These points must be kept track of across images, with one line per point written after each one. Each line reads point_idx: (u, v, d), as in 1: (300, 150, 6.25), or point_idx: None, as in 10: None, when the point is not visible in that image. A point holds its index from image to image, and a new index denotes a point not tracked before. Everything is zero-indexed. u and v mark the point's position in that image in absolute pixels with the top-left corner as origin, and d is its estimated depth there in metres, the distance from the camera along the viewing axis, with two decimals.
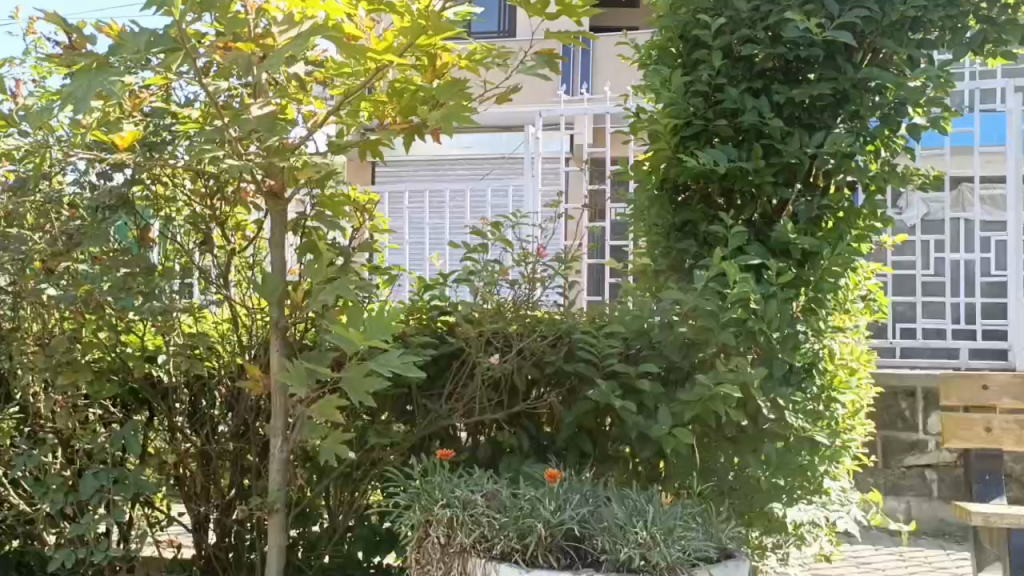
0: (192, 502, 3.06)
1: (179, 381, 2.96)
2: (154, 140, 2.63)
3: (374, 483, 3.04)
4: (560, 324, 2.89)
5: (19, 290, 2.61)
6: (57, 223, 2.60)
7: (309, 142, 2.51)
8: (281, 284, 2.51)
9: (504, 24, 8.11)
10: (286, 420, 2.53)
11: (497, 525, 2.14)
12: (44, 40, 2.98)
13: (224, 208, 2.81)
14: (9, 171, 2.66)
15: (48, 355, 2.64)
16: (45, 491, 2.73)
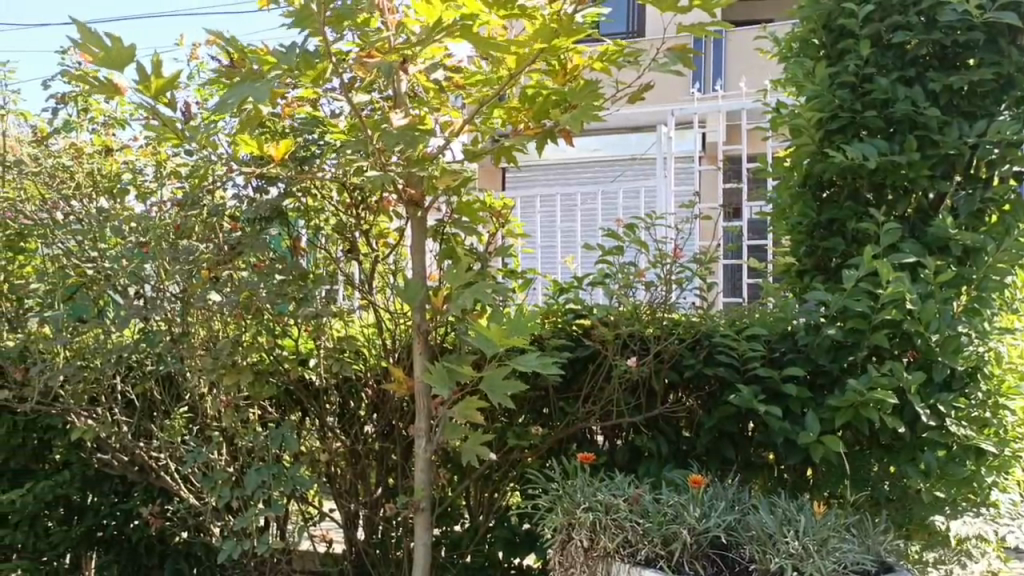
0: (341, 498, 3.22)
1: (330, 383, 3.13)
2: (304, 154, 2.79)
3: (513, 484, 3.13)
4: (698, 327, 2.87)
5: (188, 296, 2.74)
6: (221, 235, 2.77)
7: (447, 150, 2.56)
8: (423, 287, 2.54)
9: (633, 23, 8.07)
10: (429, 421, 2.59)
11: (641, 531, 2.12)
12: (205, 64, 3.19)
13: (368, 216, 2.97)
14: (176, 188, 2.88)
15: (214, 358, 2.77)
16: (214, 485, 2.87)
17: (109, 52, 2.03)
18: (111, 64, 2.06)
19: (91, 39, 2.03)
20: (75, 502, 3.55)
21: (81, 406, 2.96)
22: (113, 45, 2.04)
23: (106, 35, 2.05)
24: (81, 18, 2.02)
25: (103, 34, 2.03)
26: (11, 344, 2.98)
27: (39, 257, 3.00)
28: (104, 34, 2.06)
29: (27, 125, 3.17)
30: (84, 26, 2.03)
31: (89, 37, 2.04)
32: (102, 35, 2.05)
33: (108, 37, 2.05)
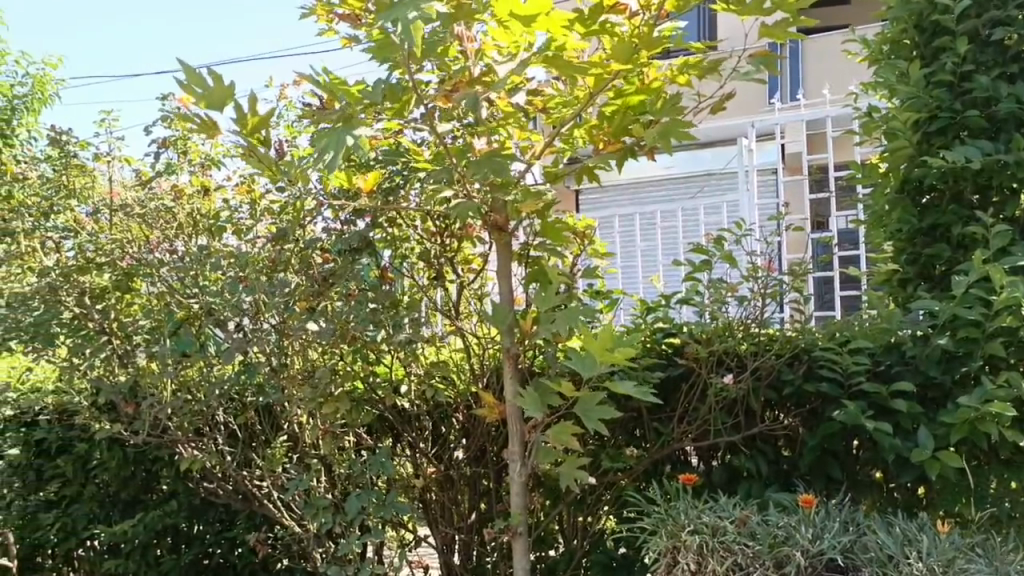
0: (434, 525, 3.22)
1: (421, 409, 3.15)
2: (390, 185, 2.84)
3: (609, 507, 3.06)
4: (797, 341, 2.79)
5: (285, 327, 2.80)
6: (315, 267, 2.84)
7: (528, 175, 2.53)
8: (511, 311, 2.51)
9: (704, 36, 8.00)
10: (523, 444, 2.54)
11: (751, 553, 2.07)
12: (294, 103, 3.30)
13: (453, 242, 2.98)
14: (271, 224, 2.99)
15: (314, 387, 2.83)
16: (316, 511, 2.92)
17: (210, 90, 2.11)
18: (212, 104, 2.14)
19: (195, 79, 2.12)
20: (182, 532, 3.67)
21: (187, 437, 3.08)
22: (214, 84, 2.12)
23: (208, 75, 2.13)
24: (187, 59, 2.11)
25: (205, 74, 2.11)
26: (121, 379, 3.09)
27: (145, 294, 3.11)
28: (208, 74, 2.14)
29: (130, 170, 3.32)
30: (189, 67, 2.12)
31: (193, 77, 2.12)
32: (205, 75, 2.14)
33: (210, 77, 2.13)
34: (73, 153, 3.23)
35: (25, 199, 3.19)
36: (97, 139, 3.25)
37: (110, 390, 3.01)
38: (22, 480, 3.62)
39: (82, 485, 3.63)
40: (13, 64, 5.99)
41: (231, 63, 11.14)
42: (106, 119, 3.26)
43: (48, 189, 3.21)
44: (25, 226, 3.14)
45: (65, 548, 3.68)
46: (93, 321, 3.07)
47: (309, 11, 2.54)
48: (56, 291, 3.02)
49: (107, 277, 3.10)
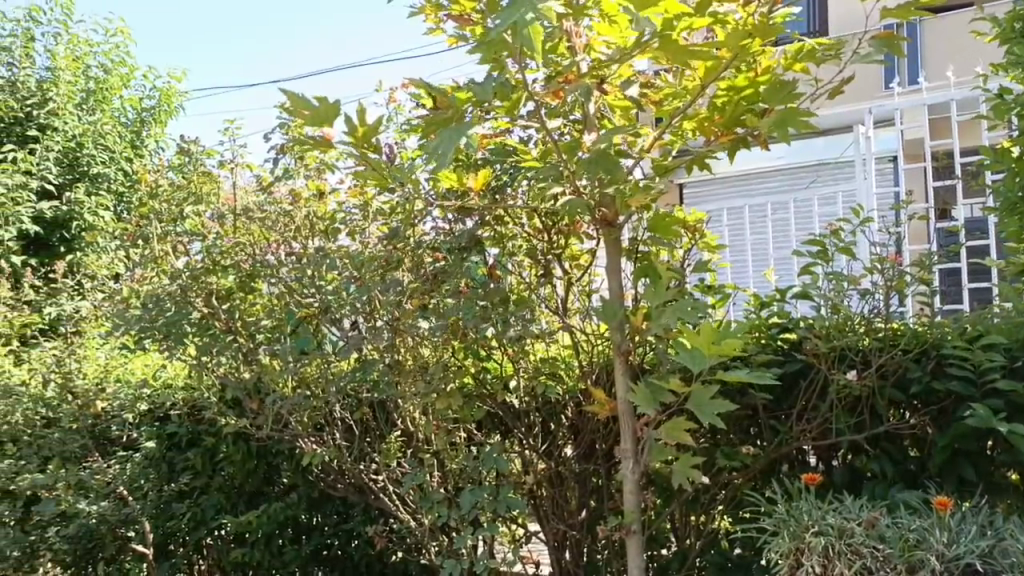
0: (543, 521, 3.23)
1: (531, 406, 3.17)
2: (498, 183, 2.88)
3: (723, 507, 2.99)
4: (924, 336, 2.66)
5: (398, 324, 2.86)
6: (426, 266, 2.90)
7: (636, 168, 2.45)
8: (621, 306, 2.45)
9: (816, 23, 7.72)
10: (635, 442, 2.47)
11: (882, 556, 2.00)
12: (403, 106, 3.36)
13: (560, 239, 2.98)
14: (382, 224, 3.06)
15: (427, 382, 2.88)
16: (431, 505, 2.96)
17: (317, 110, 2.17)
18: (321, 123, 2.20)
19: (301, 103, 2.18)
20: (302, 523, 3.82)
21: (308, 431, 3.19)
22: (321, 104, 2.19)
23: (313, 97, 2.20)
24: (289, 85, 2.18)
25: (311, 97, 2.18)
26: (245, 376, 3.25)
27: (266, 295, 3.24)
28: (312, 96, 2.21)
29: (251, 175, 3.44)
30: (294, 93, 2.20)
31: (299, 102, 2.19)
32: (308, 98, 2.21)
33: (315, 99, 2.19)
34: (201, 161, 3.42)
35: (157, 204, 3.39)
36: (222, 147, 3.41)
37: (237, 386, 3.18)
38: (156, 471, 3.79)
39: (210, 477, 3.80)
40: (142, 79, 6.35)
41: (339, 69, 11.48)
42: (229, 128, 3.41)
43: (178, 195, 3.40)
44: (157, 232, 3.35)
45: (195, 537, 3.85)
46: (219, 320, 3.23)
47: (417, 13, 2.55)
48: (185, 292, 3.24)
49: (231, 278, 3.26)
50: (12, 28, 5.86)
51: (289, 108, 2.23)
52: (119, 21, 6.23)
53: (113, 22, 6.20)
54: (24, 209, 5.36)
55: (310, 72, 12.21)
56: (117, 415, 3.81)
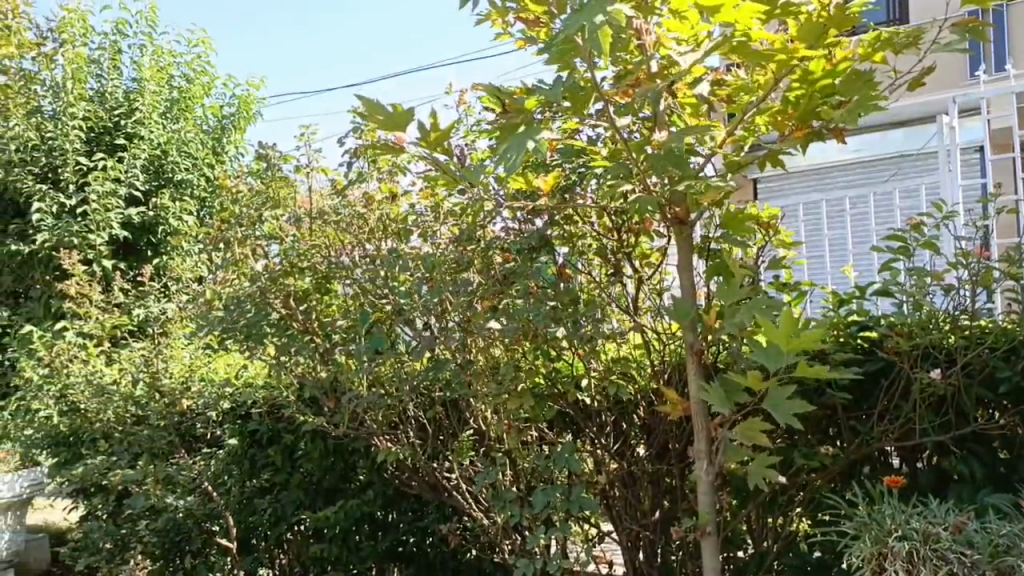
0: (615, 521, 3.20)
1: (602, 406, 3.15)
2: (567, 183, 2.87)
3: (802, 509, 2.93)
4: (1014, 334, 2.56)
5: (469, 325, 2.88)
6: (497, 267, 2.92)
7: (708, 165, 2.40)
8: (694, 305, 2.41)
9: (895, 12, 7.47)
10: (709, 443, 2.43)
11: (969, 563, 1.98)
12: (472, 108, 3.39)
13: (630, 238, 2.95)
14: (453, 226, 3.10)
15: (498, 383, 2.90)
16: (504, 504, 2.98)
17: (390, 116, 2.20)
18: (393, 128, 2.22)
19: (375, 107, 2.21)
20: (378, 519, 3.90)
21: (383, 429, 3.27)
22: (395, 110, 2.21)
23: (387, 102, 2.22)
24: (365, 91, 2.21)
25: (386, 102, 2.21)
26: (322, 375, 3.33)
27: (342, 296, 3.33)
28: (385, 101, 2.23)
29: (326, 179, 3.50)
30: (369, 100, 2.22)
31: (373, 107, 2.21)
32: (382, 103, 2.23)
33: (388, 104, 2.22)
34: (279, 166, 3.52)
35: (238, 209, 3.51)
36: (299, 152, 3.50)
37: (315, 386, 3.30)
38: (238, 468, 3.91)
39: (290, 473, 3.91)
40: (223, 86, 6.55)
41: (410, 71, 11.62)
42: (305, 133, 3.50)
43: (258, 199, 3.51)
44: (236, 235, 3.45)
45: (275, 532, 3.96)
46: (297, 321, 3.32)
47: (485, 18, 2.56)
48: (265, 294, 3.33)
49: (308, 280, 3.34)
50: (100, 41, 6.11)
51: (363, 113, 2.26)
52: (200, 32, 6.45)
53: (194, 32, 6.41)
54: (114, 215, 5.61)
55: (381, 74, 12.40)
56: (202, 413, 3.92)
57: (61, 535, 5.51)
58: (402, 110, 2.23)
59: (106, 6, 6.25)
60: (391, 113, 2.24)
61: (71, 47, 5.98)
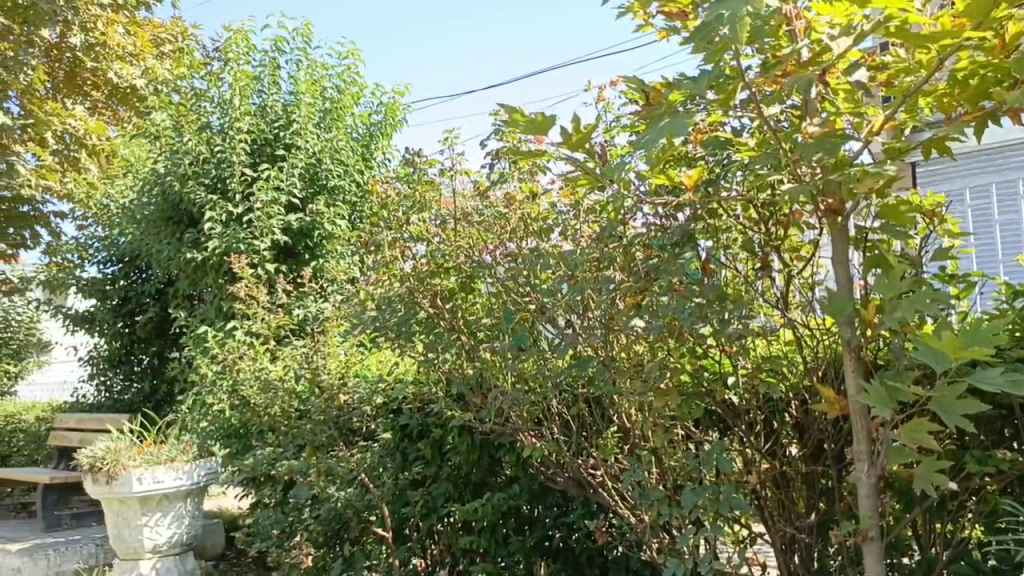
0: (770, 525, 3.07)
1: (751, 404, 3.05)
2: (711, 176, 2.72)
3: (974, 515, 2.74)
4: None
5: (612, 323, 2.87)
6: (639, 265, 2.82)
7: (864, 153, 2.28)
8: (850, 301, 2.29)
9: None
10: (870, 444, 2.32)
11: None
12: (611, 104, 3.37)
13: (779, 231, 2.85)
14: (593, 223, 3.10)
15: (644, 380, 2.83)
16: (652, 503, 2.94)
17: (532, 124, 2.23)
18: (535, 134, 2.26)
19: (515, 114, 2.25)
20: (524, 514, 3.98)
21: (528, 425, 3.33)
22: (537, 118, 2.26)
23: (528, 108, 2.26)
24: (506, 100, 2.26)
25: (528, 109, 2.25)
26: (469, 372, 3.45)
27: (485, 294, 3.39)
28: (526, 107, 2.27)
29: (469, 181, 3.62)
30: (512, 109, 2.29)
31: (515, 114, 2.25)
32: (523, 110, 2.28)
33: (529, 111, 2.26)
34: (424, 170, 3.69)
35: (388, 213, 3.70)
36: (443, 156, 3.63)
37: (462, 382, 3.45)
38: (392, 460, 4.08)
39: (439, 467, 4.05)
40: (371, 95, 6.81)
41: (548, 70, 11.69)
42: (448, 137, 3.62)
43: (406, 203, 3.68)
44: (389, 238, 3.63)
45: (427, 524, 4.10)
46: (444, 319, 3.43)
47: (626, 12, 2.54)
48: (414, 294, 3.48)
49: (453, 280, 3.46)
50: (262, 58, 6.49)
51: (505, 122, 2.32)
52: (350, 44, 6.74)
53: (344, 45, 6.71)
54: (276, 222, 5.97)
55: (520, 76, 12.60)
56: (358, 407, 4.10)
57: (234, 520, 5.93)
58: (545, 116, 2.25)
59: (266, 26, 6.66)
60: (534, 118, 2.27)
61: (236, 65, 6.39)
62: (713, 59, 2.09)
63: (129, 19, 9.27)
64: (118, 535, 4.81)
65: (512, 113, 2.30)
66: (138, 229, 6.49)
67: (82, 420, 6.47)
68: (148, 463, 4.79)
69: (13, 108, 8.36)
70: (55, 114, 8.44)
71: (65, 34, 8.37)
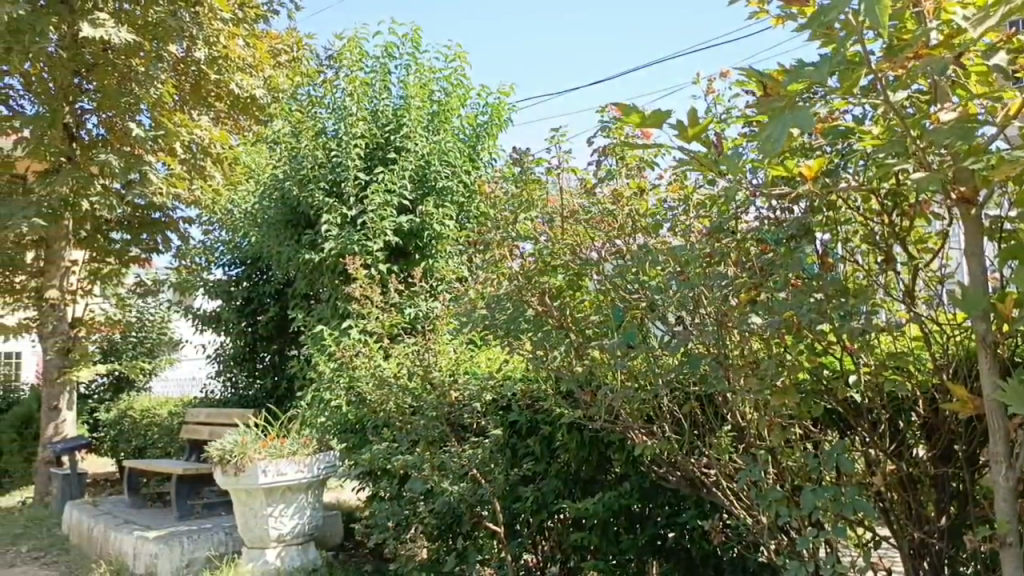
0: (897, 529, 2.93)
1: (875, 403, 2.94)
2: (829, 168, 2.65)
3: None
4: None
5: (725, 319, 2.79)
6: (754, 259, 2.76)
7: (1000, 138, 2.15)
8: (985, 293, 2.14)
9: None
10: (1008, 445, 2.17)
11: None
12: (721, 96, 3.31)
13: (903, 223, 2.73)
14: (702, 218, 3.06)
15: (761, 378, 2.74)
16: (770, 504, 2.85)
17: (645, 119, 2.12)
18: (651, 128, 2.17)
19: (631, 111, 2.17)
20: (636, 513, 3.97)
21: (639, 423, 3.30)
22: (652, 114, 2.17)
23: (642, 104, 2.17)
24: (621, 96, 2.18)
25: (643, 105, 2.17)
26: (577, 370, 3.45)
27: (592, 291, 3.37)
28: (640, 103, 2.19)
29: (576, 179, 3.68)
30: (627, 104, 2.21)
31: (631, 111, 2.18)
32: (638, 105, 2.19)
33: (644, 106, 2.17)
34: (532, 169, 3.73)
35: (498, 213, 3.76)
36: (550, 155, 3.65)
37: (571, 379, 3.43)
38: (503, 456, 4.14)
39: (549, 464, 4.12)
40: (477, 97, 6.92)
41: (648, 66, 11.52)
42: (555, 135, 3.64)
43: (514, 202, 3.73)
44: (497, 238, 3.69)
45: (539, 519, 4.15)
46: (553, 317, 3.43)
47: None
48: (523, 292, 3.51)
49: (561, 277, 3.44)
50: (373, 64, 6.71)
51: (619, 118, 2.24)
52: (457, 47, 6.86)
53: (451, 47, 6.83)
54: (388, 224, 6.14)
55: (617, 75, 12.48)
56: (468, 404, 4.17)
57: (351, 512, 6.15)
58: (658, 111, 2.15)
59: (377, 32, 6.85)
60: (646, 115, 2.19)
61: (350, 72, 6.66)
62: (836, 46, 2.01)
63: (249, 32, 9.73)
64: (246, 524, 5.06)
65: (626, 109, 2.23)
66: (259, 232, 6.78)
67: (211, 415, 6.83)
68: (271, 456, 5.02)
69: (144, 122, 8.78)
70: (183, 125, 8.86)
71: (190, 48, 8.67)
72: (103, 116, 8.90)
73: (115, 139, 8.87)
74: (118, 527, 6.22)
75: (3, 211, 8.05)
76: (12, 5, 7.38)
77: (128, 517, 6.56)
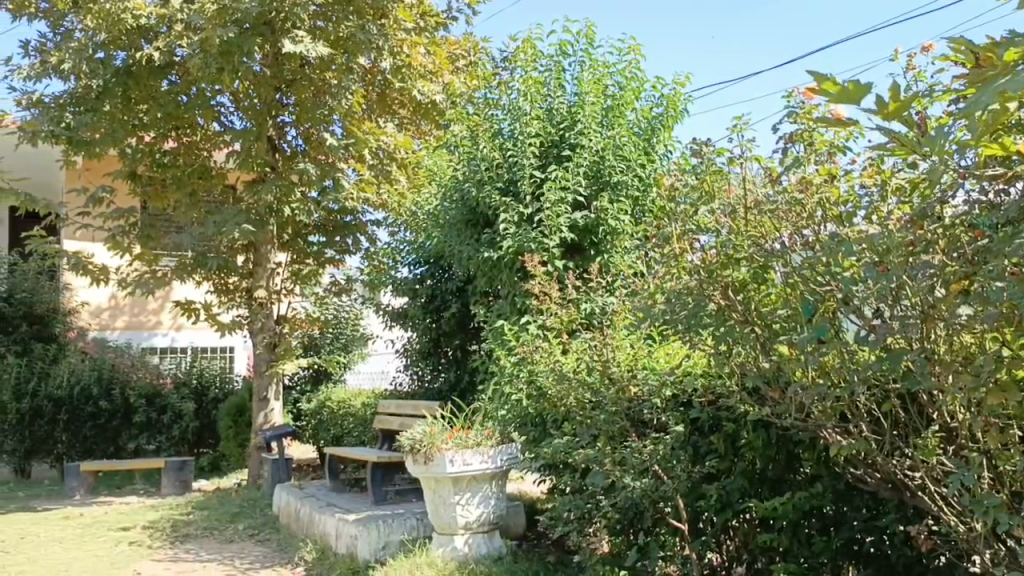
0: None
1: None
2: None
3: None
4: None
5: (934, 313, 2.62)
6: (967, 246, 2.53)
7: None
8: None
9: None
10: None
11: None
12: (923, 72, 3.11)
13: None
14: (903, 206, 2.90)
15: (976, 377, 2.54)
16: (986, 509, 2.62)
17: (844, 92, 1.86)
18: (847, 102, 1.89)
19: (826, 80, 1.89)
20: (828, 515, 3.87)
21: (833, 421, 3.16)
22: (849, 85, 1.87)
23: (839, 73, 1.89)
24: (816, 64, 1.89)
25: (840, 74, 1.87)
26: (765, 366, 3.35)
27: (779, 284, 3.24)
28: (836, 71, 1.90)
29: (760, 168, 3.57)
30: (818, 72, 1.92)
31: (825, 80, 1.89)
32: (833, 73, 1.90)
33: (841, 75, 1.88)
34: (713, 160, 3.66)
35: (677, 206, 3.70)
36: (732, 145, 3.57)
37: (758, 375, 3.33)
38: (685, 452, 4.09)
39: (733, 462, 4.06)
40: (652, 89, 6.84)
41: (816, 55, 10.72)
42: (738, 125, 3.55)
43: (694, 195, 3.67)
44: (676, 231, 3.63)
45: (723, 518, 4.06)
46: (736, 312, 3.31)
47: None
48: (704, 287, 3.40)
49: (744, 270, 3.33)
50: (547, 63, 6.80)
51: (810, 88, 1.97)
52: (631, 39, 6.80)
53: (625, 41, 6.80)
54: (564, 220, 6.19)
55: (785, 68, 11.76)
56: (648, 400, 4.15)
57: (534, 505, 6.28)
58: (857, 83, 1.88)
59: (552, 31, 6.93)
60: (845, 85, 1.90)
61: (525, 72, 6.80)
62: None
63: (430, 40, 10.18)
64: (435, 512, 5.29)
65: (818, 80, 1.94)
66: (440, 233, 7.06)
67: (401, 406, 7.21)
68: (458, 446, 5.21)
69: (338, 131, 9.39)
70: (371, 133, 9.42)
71: (377, 59, 9.15)
72: (301, 129, 9.62)
73: (311, 149, 9.55)
74: (321, 509, 6.69)
75: (219, 219, 8.92)
76: (223, 28, 8.12)
77: (330, 500, 7.06)
